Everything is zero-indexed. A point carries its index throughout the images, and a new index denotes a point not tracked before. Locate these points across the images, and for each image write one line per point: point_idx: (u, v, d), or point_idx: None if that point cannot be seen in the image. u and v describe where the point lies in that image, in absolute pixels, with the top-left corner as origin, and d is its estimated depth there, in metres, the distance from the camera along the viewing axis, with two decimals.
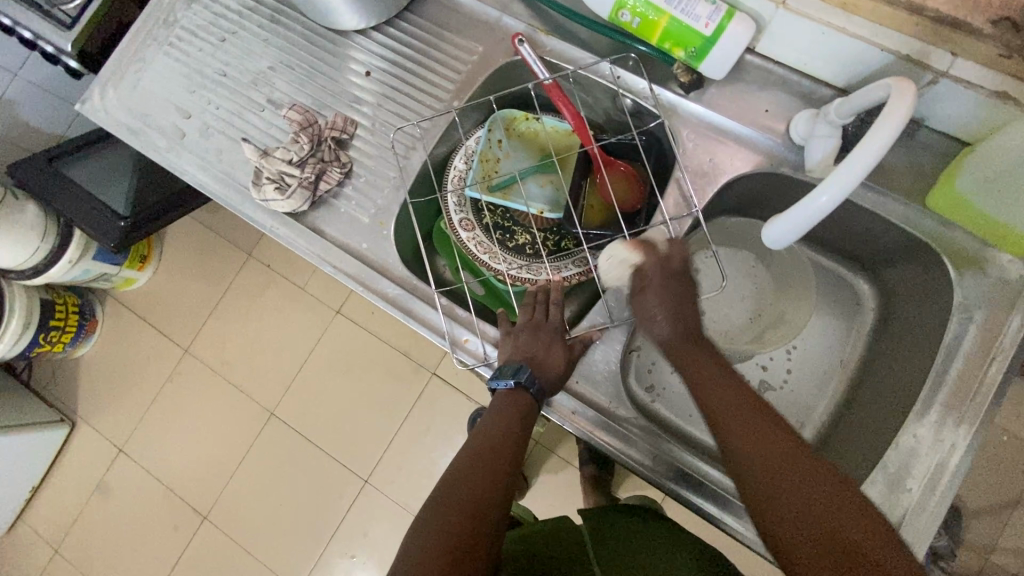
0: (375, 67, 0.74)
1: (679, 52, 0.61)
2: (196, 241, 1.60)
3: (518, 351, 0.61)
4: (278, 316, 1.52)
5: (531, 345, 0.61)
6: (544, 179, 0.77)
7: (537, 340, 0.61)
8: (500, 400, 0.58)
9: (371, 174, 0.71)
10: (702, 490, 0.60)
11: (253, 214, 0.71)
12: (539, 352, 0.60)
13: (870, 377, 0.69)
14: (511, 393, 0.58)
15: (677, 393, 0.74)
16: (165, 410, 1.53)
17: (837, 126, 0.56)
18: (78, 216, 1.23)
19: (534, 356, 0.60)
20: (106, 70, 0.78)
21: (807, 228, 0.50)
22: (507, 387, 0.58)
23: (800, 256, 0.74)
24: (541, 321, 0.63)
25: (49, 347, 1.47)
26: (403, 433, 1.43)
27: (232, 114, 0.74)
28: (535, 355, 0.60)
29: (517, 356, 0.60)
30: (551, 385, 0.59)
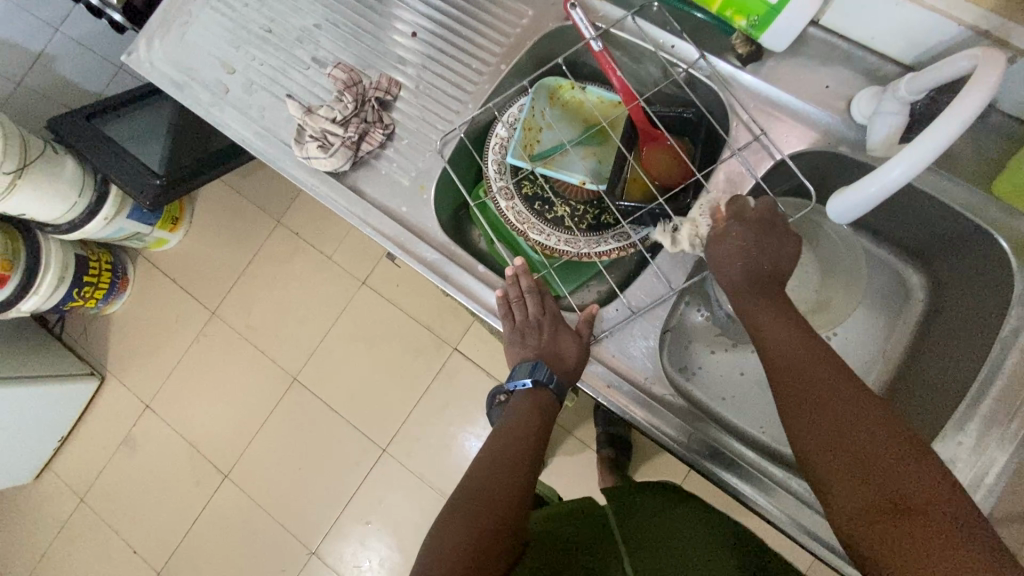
0: (420, 28, 0.73)
1: (740, 21, 0.59)
2: (227, 205, 1.61)
3: (529, 349, 0.62)
4: (304, 283, 1.54)
5: (541, 341, 0.62)
6: (587, 151, 0.75)
7: (543, 334, 0.62)
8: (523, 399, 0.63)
9: (413, 136, 0.71)
10: (735, 470, 0.59)
11: (295, 172, 0.71)
12: (547, 348, 0.62)
13: (914, 369, 0.67)
14: (532, 391, 0.63)
15: (711, 374, 0.73)
16: (190, 370, 1.57)
17: (904, 104, 0.54)
18: (115, 171, 1.24)
19: (546, 350, 0.62)
20: (152, 22, 0.78)
21: (874, 205, 0.49)
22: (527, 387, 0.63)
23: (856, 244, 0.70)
24: (540, 314, 0.63)
25: (81, 302, 1.51)
26: (422, 406, 1.44)
27: (276, 71, 0.74)
28: (548, 349, 0.62)
29: (535, 353, 0.62)
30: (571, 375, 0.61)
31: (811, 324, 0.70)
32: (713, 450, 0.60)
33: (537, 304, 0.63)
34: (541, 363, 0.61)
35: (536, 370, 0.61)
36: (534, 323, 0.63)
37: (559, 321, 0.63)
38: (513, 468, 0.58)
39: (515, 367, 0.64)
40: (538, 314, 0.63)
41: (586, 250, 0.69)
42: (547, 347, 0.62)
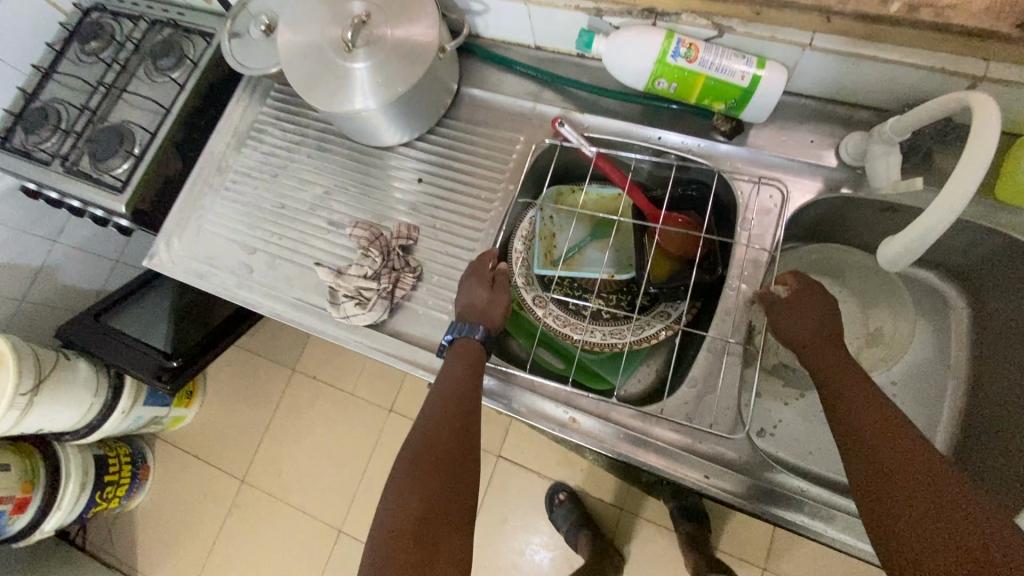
0: (425, 173, 0.78)
1: (719, 105, 0.65)
2: (240, 367, 1.60)
3: (466, 307, 0.66)
4: (333, 426, 1.50)
5: (477, 295, 0.66)
6: (602, 244, 0.79)
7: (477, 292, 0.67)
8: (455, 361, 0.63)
9: (442, 272, 0.73)
10: (854, 529, 0.57)
11: (334, 332, 0.72)
12: (484, 306, 0.66)
13: (985, 375, 0.67)
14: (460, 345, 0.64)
15: (791, 425, 0.72)
16: (228, 551, 1.46)
17: (895, 144, 0.58)
18: (126, 362, 1.24)
19: (479, 310, 0.66)
20: (168, 223, 0.81)
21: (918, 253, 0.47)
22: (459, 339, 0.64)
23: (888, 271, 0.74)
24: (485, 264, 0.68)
25: (106, 504, 1.44)
26: (481, 524, 1.36)
27: (298, 241, 0.77)
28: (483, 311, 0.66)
29: (467, 313, 0.66)
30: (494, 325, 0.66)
31: (869, 358, 0.72)
32: (830, 515, 0.58)
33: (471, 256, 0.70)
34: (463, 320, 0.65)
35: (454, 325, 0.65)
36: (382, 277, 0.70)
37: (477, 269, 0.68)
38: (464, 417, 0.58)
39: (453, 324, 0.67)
40: (380, 267, 0.70)
41: (633, 338, 0.70)
42: (470, 307, 0.66)
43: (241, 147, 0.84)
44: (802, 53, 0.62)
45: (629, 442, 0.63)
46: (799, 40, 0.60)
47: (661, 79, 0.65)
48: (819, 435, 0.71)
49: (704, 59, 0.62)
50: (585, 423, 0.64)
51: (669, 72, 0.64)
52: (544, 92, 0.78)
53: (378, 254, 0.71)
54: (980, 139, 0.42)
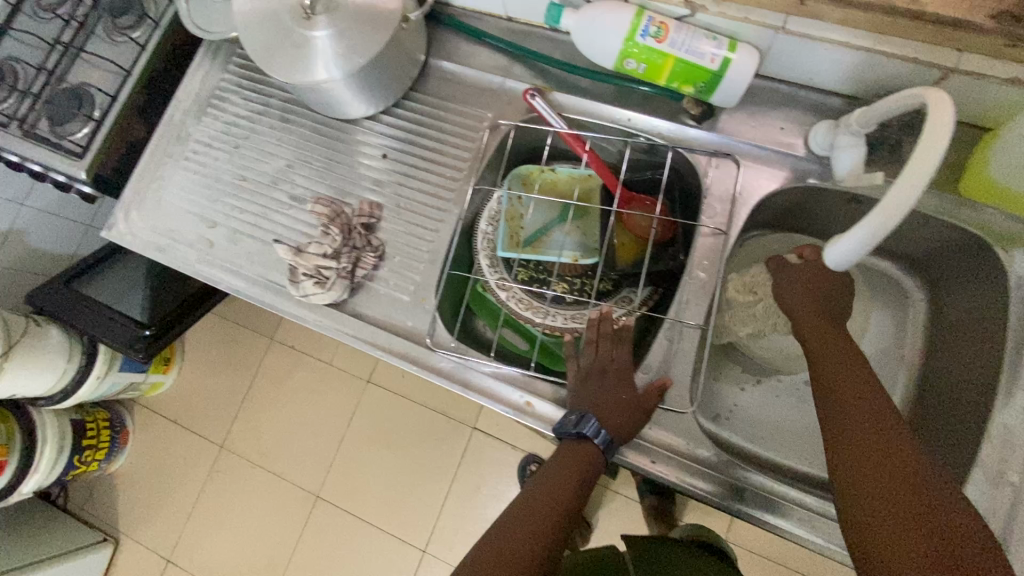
0: (390, 148, 0.76)
1: (688, 88, 0.63)
2: (217, 335, 1.60)
3: (581, 399, 0.62)
4: (311, 395, 1.51)
5: (597, 392, 0.61)
6: (572, 226, 0.76)
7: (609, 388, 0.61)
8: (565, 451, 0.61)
9: (405, 252, 0.72)
10: (794, 518, 0.59)
11: (294, 311, 0.71)
12: (605, 399, 0.61)
13: (936, 368, 0.68)
14: (573, 444, 0.61)
15: (745, 411, 0.73)
16: (208, 514, 1.50)
17: (861, 135, 0.57)
18: (98, 330, 1.23)
19: (600, 405, 0.60)
20: (126, 194, 0.79)
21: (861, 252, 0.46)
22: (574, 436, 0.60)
23: None
24: (605, 362, 0.64)
25: (85, 468, 1.45)
26: (455, 493, 1.39)
27: (259, 216, 0.75)
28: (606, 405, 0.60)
29: (580, 404, 0.61)
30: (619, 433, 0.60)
31: None
32: (771, 502, 0.59)
33: (591, 354, 0.65)
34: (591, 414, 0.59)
35: (565, 417, 0.61)
36: (342, 255, 0.69)
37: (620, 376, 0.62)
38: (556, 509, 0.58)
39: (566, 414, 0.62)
40: (341, 244, 0.69)
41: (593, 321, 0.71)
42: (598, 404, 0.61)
43: (201, 115, 0.81)
44: (775, 36, 0.59)
45: None
46: (772, 22, 0.58)
47: (629, 59, 0.63)
48: (772, 420, 0.72)
49: (673, 39, 0.59)
50: (542, 408, 0.64)
51: (638, 51, 0.61)
52: (514, 67, 0.75)
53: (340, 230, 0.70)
54: (933, 139, 0.41)
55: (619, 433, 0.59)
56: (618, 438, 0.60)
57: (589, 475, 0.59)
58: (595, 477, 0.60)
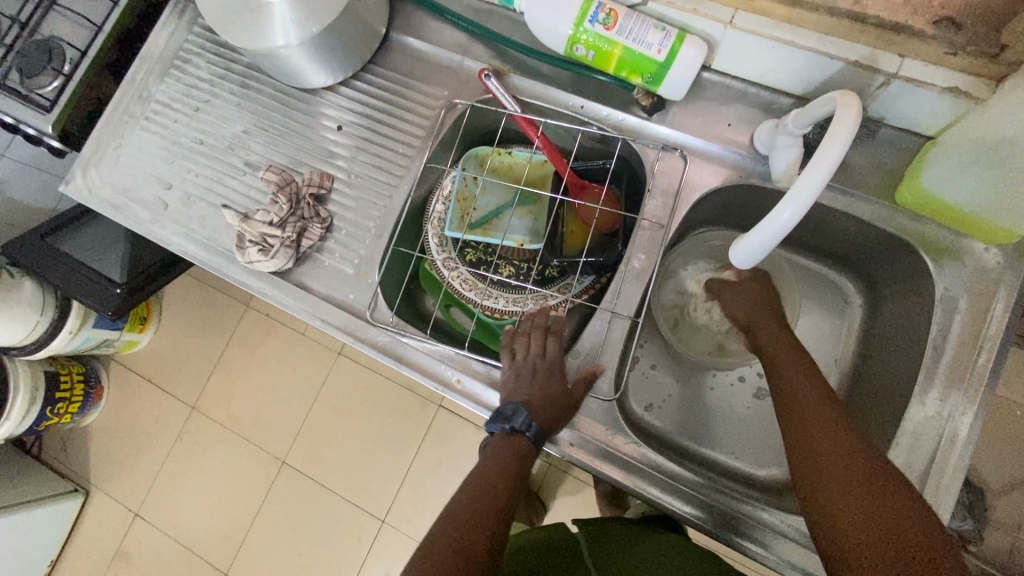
0: (346, 121, 0.75)
1: (636, 79, 0.63)
2: (194, 298, 1.61)
3: (514, 392, 0.61)
4: (282, 363, 1.53)
5: (530, 385, 0.61)
6: (525, 211, 0.76)
7: (552, 383, 0.61)
8: (496, 442, 0.59)
9: (352, 226, 0.72)
10: (705, 510, 0.60)
11: (240, 277, 0.72)
12: (540, 393, 0.60)
13: (865, 373, 0.69)
14: (505, 438, 0.59)
15: (679, 406, 0.74)
16: (176, 472, 1.53)
17: (797, 137, 0.57)
18: (71, 286, 1.23)
19: (534, 397, 0.60)
20: (85, 150, 0.80)
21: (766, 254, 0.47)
22: (506, 430, 0.59)
23: (779, 261, 0.75)
24: (538, 357, 0.63)
25: (57, 419, 1.48)
26: (417, 467, 1.42)
27: (213, 181, 0.76)
28: (539, 396, 0.60)
29: (512, 397, 0.61)
30: (548, 425, 0.60)
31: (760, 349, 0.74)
32: (684, 494, 0.61)
33: (525, 349, 0.64)
34: (525, 409, 0.59)
35: (499, 411, 0.60)
36: (287, 225, 0.70)
37: (557, 371, 0.62)
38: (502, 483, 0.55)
39: (498, 406, 0.61)
40: (286, 215, 0.70)
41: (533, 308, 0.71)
42: (528, 392, 0.61)
43: (163, 76, 0.81)
44: (724, 31, 0.59)
45: None
46: (720, 16, 0.57)
47: (579, 45, 0.62)
48: (704, 415, 0.73)
49: (621, 27, 0.59)
50: (469, 386, 0.66)
51: (586, 37, 0.61)
52: (474, 46, 0.74)
53: (286, 200, 0.70)
54: (829, 144, 0.42)
55: (547, 426, 0.60)
56: (547, 431, 0.60)
57: (527, 464, 0.58)
58: (528, 469, 0.58)
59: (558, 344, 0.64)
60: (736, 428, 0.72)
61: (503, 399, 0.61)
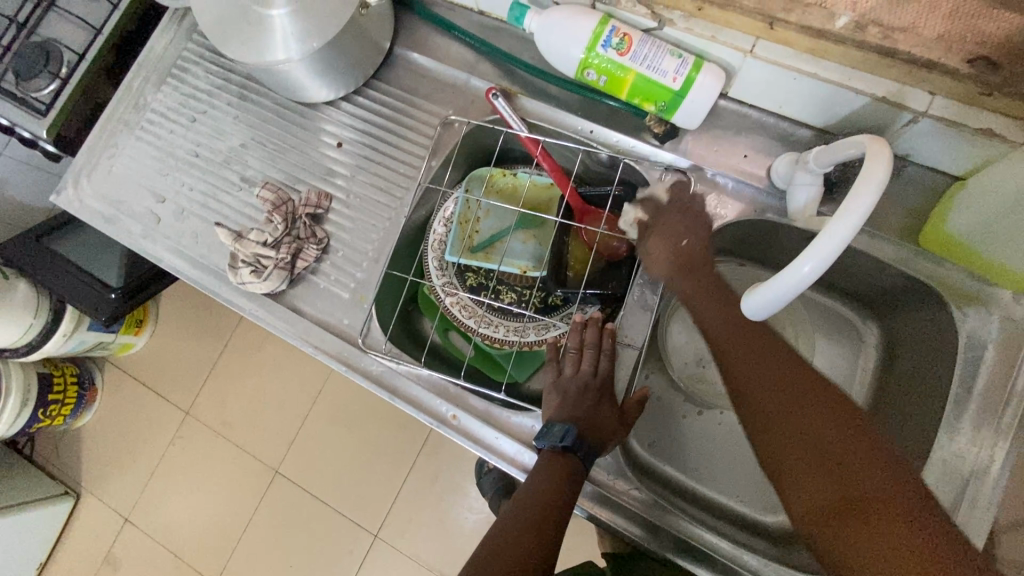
0: (346, 138, 0.73)
1: (649, 107, 0.60)
2: (192, 301, 1.58)
3: (564, 411, 0.60)
4: (278, 371, 1.50)
5: (578, 404, 0.60)
6: (528, 235, 0.74)
7: (600, 404, 0.60)
8: (544, 460, 0.57)
9: (349, 248, 0.69)
10: (710, 564, 0.58)
11: (231, 297, 0.70)
12: (587, 414, 0.59)
13: (880, 419, 0.66)
14: (553, 456, 0.57)
15: (681, 444, 0.71)
16: (168, 478, 1.51)
17: (818, 175, 0.54)
18: (66, 289, 1.20)
19: (582, 417, 0.59)
20: (78, 159, 0.77)
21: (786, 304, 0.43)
22: (553, 449, 0.57)
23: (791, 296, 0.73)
24: (588, 376, 0.61)
25: (49, 421, 1.46)
26: (411, 482, 1.39)
27: (208, 196, 0.74)
28: (585, 418, 0.59)
29: (561, 415, 0.59)
30: (596, 448, 0.58)
31: None
32: (690, 548, 0.58)
33: (574, 365, 0.62)
34: (574, 429, 0.57)
35: (549, 429, 0.58)
36: (282, 246, 0.67)
37: (606, 390, 0.61)
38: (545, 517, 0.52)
39: (545, 424, 0.59)
40: (282, 235, 0.68)
41: (535, 339, 0.69)
42: (574, 410, 0.59)
43: (160, 84, 0.79)
44: (744, 60, 0.56)
45: (503, 446, 0.62)
46: (740, 45, 0.54)
47: (590, 70, 0.59)
48: (709, 456, 0.70)
49: (635, 52, 0.56)
50: (464, 421, 0.63)
51: (598, 62, 0.58)
52: (481, 63, 0.71)
53: (283, 220, 0.68)
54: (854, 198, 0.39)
55: (599, 446, 0.58)
56: (595, 452, 0.58)
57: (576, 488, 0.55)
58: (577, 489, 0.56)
59: (611, 362, 0.62)
60: (744, 472, 0.69)
61: (550, 417, 0.60)
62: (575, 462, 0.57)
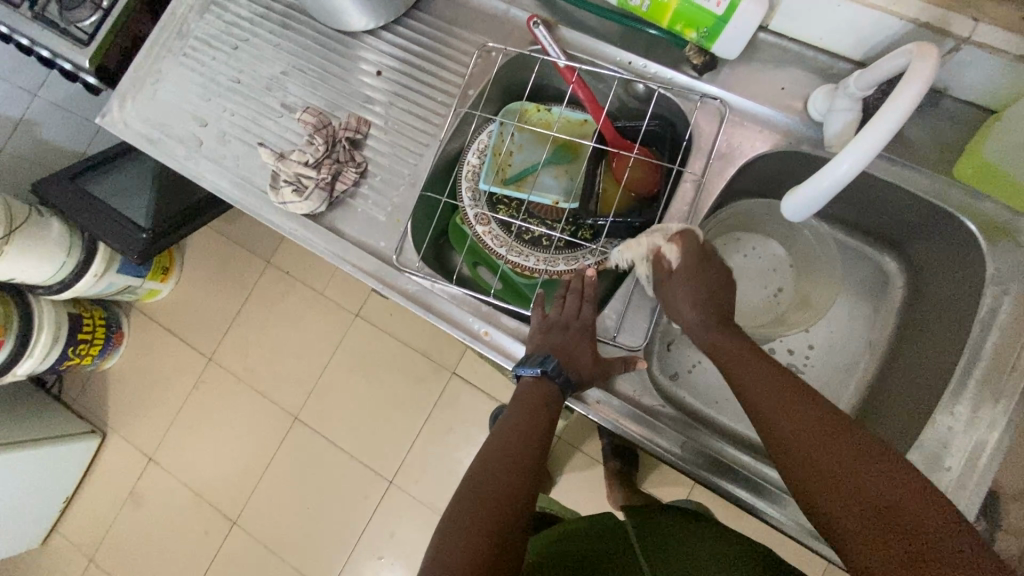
0: (385, 67, 0.74)
1: (690, 34, 0.60)
2: (217, 251, 1.61)
3: (546, 343, 0.61)
4: (300, 321, 1.53)
5: (561, 338, 0.60)
6: (559, 170, 0.75)
7: (585, 344, 0.60)
8: (525, 388, 0.59)
9: (386, 173, 0.71)
10: (733, 476, 0.60)
11: (272, 216, 0.72)
12: (569, 347, 0.60)
13: (900, 356, 0.67)
14: (534, 384, 0.59)
15: (701, 375, 0.74)
16: (190, 421, 1.56)
17: (856, 100, 0.55)
18: (100, 228, 1.23)
19: (564, 349, 0.60)
20: (123, 83, 0.79)
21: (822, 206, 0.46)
22: (533, 374, 0.59)
23: (826, 237, 0.74)
24: (572, 316, 0.62)
25: (78, 360, 1.51)
26: (427, 432, 1.43)
27: (249, 120, 0.75)
28: (564, 349, 0.60)
29: (542, 349, 0.60)
30: (577, 381, 0.59)
31: (791, 322, 0.74)
32: (718, 463, 0.60)
33: (559, 306, 0.63)
34: (551, 359, 0.58)
35: (529, 359, 0.60)
36: (324, 165, 0.69)
37: (588, 330, 0.61)
38: (523, 445, 0.55)
39: (527, 354, 0.61)
40: (323, 155, 0.69)
41: (566, 268, 0.70)
42: (557, 342, 0.60)
43: (203, 12, 0.80)
44: None
45: None
46: None
47: None
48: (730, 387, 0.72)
49: None
50: (497, 338, 0.65)
51: None
52: None
53: (328, 141, 0.70)
54: (903, 95, 0.41)
55: (577, 381, 0.59)
56: (576, 385, 0.59)
57: (552, 414, 0.58)
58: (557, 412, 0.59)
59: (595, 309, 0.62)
60: None
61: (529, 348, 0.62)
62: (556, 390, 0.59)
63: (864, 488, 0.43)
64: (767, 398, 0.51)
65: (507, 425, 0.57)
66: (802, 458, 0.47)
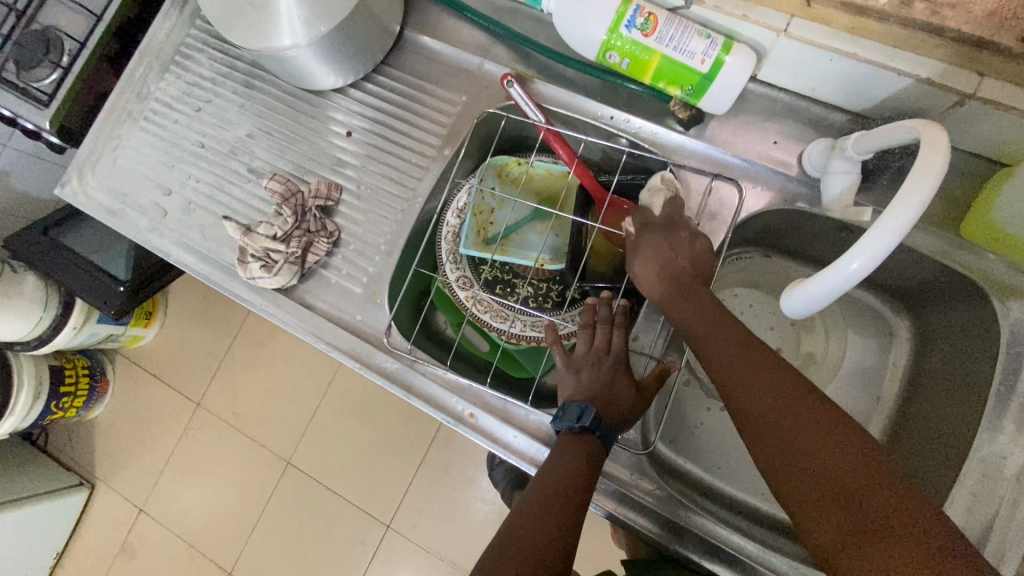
0: (356, 127, 0.70)
1: (675, 91, 0.57)
2: (202, 293, 1.57)
3: (580, 389, 0.57)
4: (289, 362, 1.49)
5: (595, 381, 0.57)
6: (544, 226, 0.72)
7: (621, 381, 0.57)
8: (563, 443, 0.55)
9: (361, 241, 0.67)
10: (736, 565, 0.56)
11: (242, 291, 0.68)
12: (604, 390, 0.56)
13: (911, 415, 0.64)
14: (569, 439, 0.55)
15: (700, 436, 0.70)
16: (180, 469, 1.51)
17: (855, 162, 0.51)
18: (76, 283, 1.19)
19: (599, 394, 0.56)
20: (81, 152, 0.75)
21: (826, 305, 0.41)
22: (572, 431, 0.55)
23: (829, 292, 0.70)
24: (603, 350, 0.58)
25: (62, 413, 1.47)
26: (423, 474, 1.39)
27: (214, 188, 0.72)
28: (600, 394, 0.56)
29: (579, 396, 0.56)
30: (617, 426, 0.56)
31: None
32: (718, 550, 0.57)
33: (588, 341, 0.59)
34: (590, 408, 0.54)
35: (564, 412, 0.56)
36: (293, 239, 0.65)
37: (622, 361, 0.58)
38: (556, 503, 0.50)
39: (563, 403, 0.57)
40: (291, 228, 0.65)
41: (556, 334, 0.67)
42: (590, 387, 0.57)
43: (163, 73, 0.76)
44: (777, 40, 0.52)
45: (520, 445, 0.60)
46: (773, 23, 0.50)
47: (612, 52, 0.56)
48: (731, 451, 0.69)
49: (661, 33, 0.52)
50: (483, 419, 0.61)
51: (621, 44, 0.55)
52: (496, 47, 0.68)
53: (299, 213, 0.66)
54: (914, 186, 0.37)
55: (619, 425, 0.56)
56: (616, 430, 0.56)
57: (592, 469, 0.53)
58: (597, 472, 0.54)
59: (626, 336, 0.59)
60: None
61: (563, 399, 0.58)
62: (595, 443, 0.55)
63: (829, 471, 0.41)
64: (735, 371, 0.47)
65: (538, 482, 0.53)
66: (768, 438, 0.44)
